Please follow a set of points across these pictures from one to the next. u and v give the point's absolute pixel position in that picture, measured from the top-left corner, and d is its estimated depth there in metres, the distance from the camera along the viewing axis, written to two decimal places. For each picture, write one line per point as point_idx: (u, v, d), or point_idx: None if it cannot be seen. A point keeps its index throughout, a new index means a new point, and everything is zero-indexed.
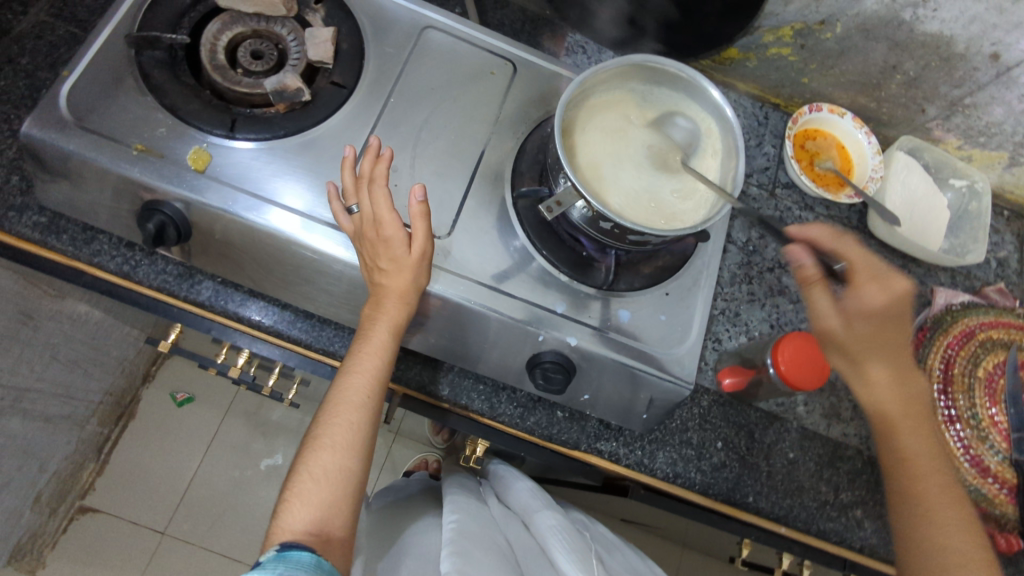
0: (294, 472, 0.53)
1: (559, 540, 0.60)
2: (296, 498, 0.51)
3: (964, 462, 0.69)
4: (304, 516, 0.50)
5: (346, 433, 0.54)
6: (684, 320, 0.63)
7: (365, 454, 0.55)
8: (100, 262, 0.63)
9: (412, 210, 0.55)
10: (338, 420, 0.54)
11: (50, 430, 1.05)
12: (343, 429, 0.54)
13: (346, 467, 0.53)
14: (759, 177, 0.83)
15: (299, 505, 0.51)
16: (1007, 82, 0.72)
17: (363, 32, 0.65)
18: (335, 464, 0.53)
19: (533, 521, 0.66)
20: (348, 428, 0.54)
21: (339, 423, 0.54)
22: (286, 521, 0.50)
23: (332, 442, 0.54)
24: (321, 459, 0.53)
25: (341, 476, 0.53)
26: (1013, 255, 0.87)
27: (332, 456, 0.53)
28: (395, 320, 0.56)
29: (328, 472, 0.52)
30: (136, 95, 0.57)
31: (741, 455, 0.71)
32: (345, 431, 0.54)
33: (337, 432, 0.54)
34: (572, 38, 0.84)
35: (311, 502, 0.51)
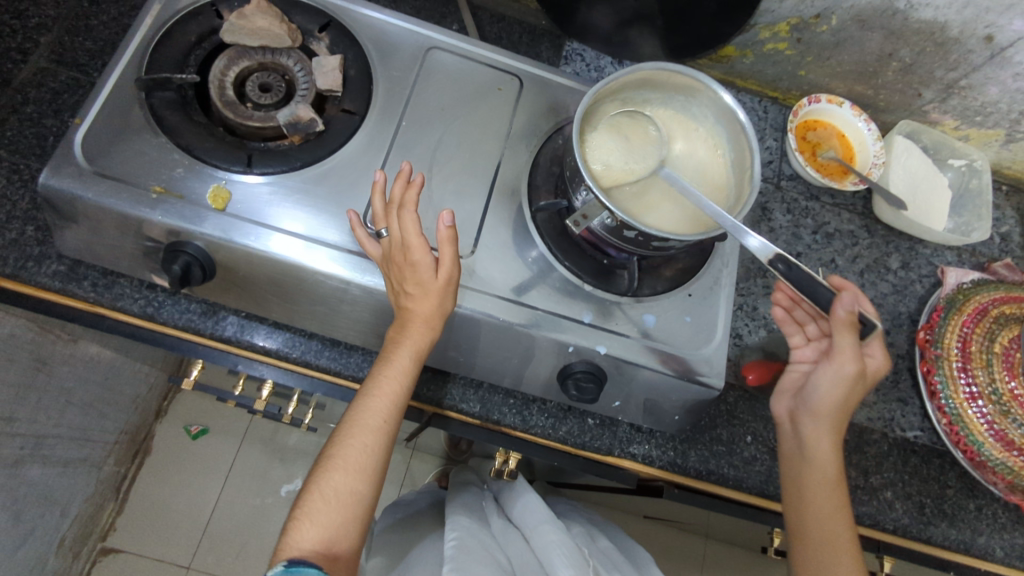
0: (305, 492, 0.52)
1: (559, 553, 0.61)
2: (305, 518, 0.51)
3: (988, 438, 0.70)
4: (312, 536, 0.50)
5: (360, 456, 0.53)
6: (709, 321, 0.63)
7: (378, 477, 0.55)
8: (123, 306, 0.63)
9: (440, 235, 0.55)
10: (352, 442, 0.54)
11: (69, 474, 1.04)
12: (358, 451, 0.53)
13: (359, 490, 0.53)
14: (763, 170, 0.84)
15: (308, 526, 0.50)
16: (1002, 62, 0.73)
17: (370, 57, 0.66)
18: (347, 486, 0.52)
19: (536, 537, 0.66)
20: (362, 450, 0.53)
21: (353, 444, 0.54)
22: (294, 540, 0.49)
23: (345, 463, 0.53)
24: (332, 479, 0.52)
25: (353, 499, 0.52)
26: (1016, 229, 0.89)
27: (345, 478, 0.52)
28: (419, 344, 0.56)
29: (338, 494, 0.52)
30: (150, 137, 0.57)
31: (771, 448, 0.72)
32: (360, 453, 0.54)
33: (351, 452, 0.53)
34: (570, 47, 0.84)
35: (320, 522, 0.50)
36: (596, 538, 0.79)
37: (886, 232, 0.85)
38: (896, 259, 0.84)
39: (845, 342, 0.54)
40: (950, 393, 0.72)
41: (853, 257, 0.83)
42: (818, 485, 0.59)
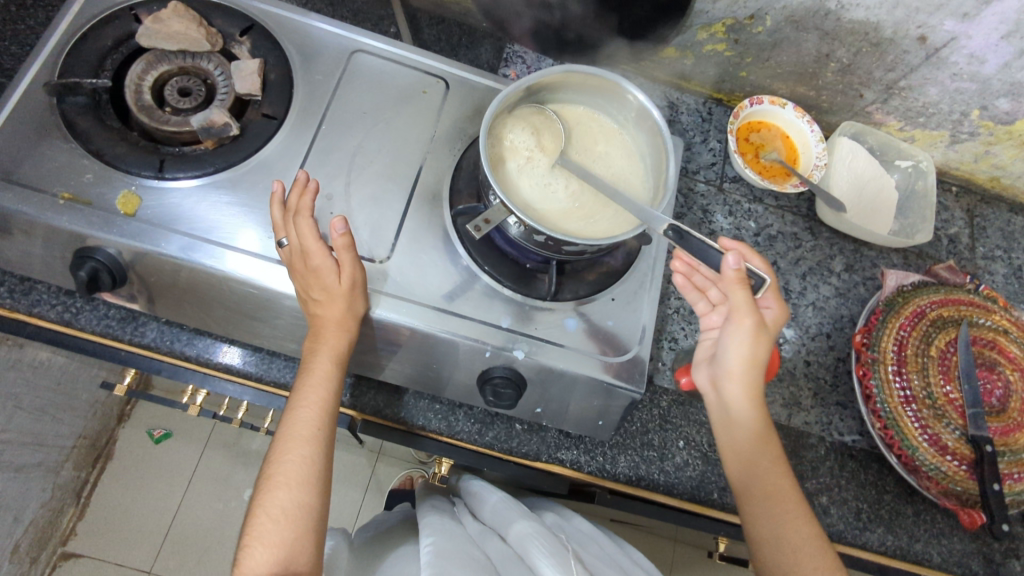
0: (251, 516, 0.51)
1: (538, 548, 0.54)
2: (256, 541, 0.49)
3: (922, 441, 0.69)
4: (266, 557, 0.48)
5: (299, 468, 0.53)
6: (631, 325, 0.63)
7: (322, 487, 0.54)
8: (39, 312, 0.63)
9: (337, 243, 0.55)
10: (289, 456, 0.54)
11: (22, 479, 1.04)
12: (296, 465, 0.53)
13: (305, 502, 0.52)
14: (706, 173, 0.84)
15: (260, 548, 0.49)
16: (938, 62, 0.72)
17: (292, 61, 0.65)
18: (293, 501, 0.52)
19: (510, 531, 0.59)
20: (299, 462, 0.53)
21: (290, 459, 0.53)
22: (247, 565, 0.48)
23: (286, 479, 0.53)
24: (277, 498, 0.52)
25: (300, 513, 0.51)
26: (964, 230, 0.89)
27: (288, 492, 0.52)
28: (336, 349, 0.56)
29: (285, 510, 0.51)
30: (61, 143, 0.57)
31: (703, 453, 0.71)
32: (298, 466, 0.53)
33: (290, 468, 0.53)
34: (511, 49, 0.83)
35: (271, 542, 0.49)
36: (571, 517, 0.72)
37: (830, 234, 0.85)
38: (840, 261, 0.84)
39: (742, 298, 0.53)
40: (886, 397, 0.70)
41: (796, 260, 0.83)
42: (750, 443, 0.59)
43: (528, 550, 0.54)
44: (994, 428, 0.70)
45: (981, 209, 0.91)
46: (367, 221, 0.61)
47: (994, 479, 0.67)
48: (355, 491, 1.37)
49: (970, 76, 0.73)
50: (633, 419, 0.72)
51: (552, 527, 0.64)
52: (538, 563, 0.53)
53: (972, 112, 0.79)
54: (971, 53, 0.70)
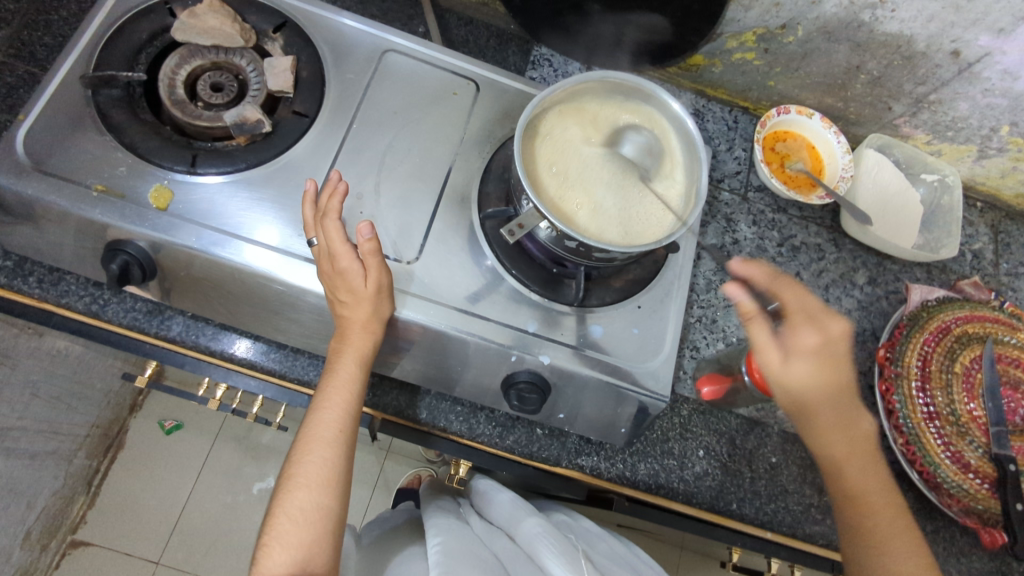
0: (271, 515, 0.52)
1: (549, 549, 0.53)
2: (275, 541, 0.50)
3: (944, 459, 0.69)
4: (284, 559, 0.49)
5: (320, 469, 0.53)
6: (655, 332, 0.63)
7: (342, 488, 0.54)
8: (68, 303, 0.63)
9: (363, 248, 0.54)
10: (310, 457, 0.54)
11: (36, 467, 1.04)
12: (317, 466, 0.53)
13: (324, 504, 0.52)
14: (730, 181, 0.84)
15: (279, 548, 0.49)
16: (970, 77, 0.72)
17: (324, 59, 0.65)
18: (312, 502, 0.52)
19: (520, 531, 0.57)
20: (321, 464, 0.53)
21: (312, 459, 0.54)
22: (265, 565, 0.49)
23: (307, 480, 0.53)
24: (296, 499, 0.52)
25: (319, 515, 0.52)
26: (988, 246, 0.88)
27: (308, 493, 0.52)
28: (361, 350, 0.56)
29: (304, 511, 0.51)
30: (95, 135, 0.57)
31: (723, 462, 0.71)
32: (319, 467, 0.53)
33: (311, 469, 0.53)
34: (538, 52, 0.83)
35: (289, 544, 0.50)
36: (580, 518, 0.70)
37: (853, 246, 0.84)
38: (863, 274, 0.83)
39: (763, 335, 0.56)
40: (909, 413, 0.71)
41: (819, 272, 0.82)
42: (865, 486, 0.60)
43: (538, 552, 0.53)
44: (1017, 447, 0.69)
45: (1006, 225, 0.90)
46: (395, 222, 0.60)
47: (1018, 499, 0.66)
48: (362, 490, 1.37)
49: (1001, 92, 0.72)
50: (654, 427, 0.71)
51: (561, 528, 0.63)
52: (549, 565, 0.52)
53: (1002, 128, 0.78)
54: (1005, 69, 0.69)
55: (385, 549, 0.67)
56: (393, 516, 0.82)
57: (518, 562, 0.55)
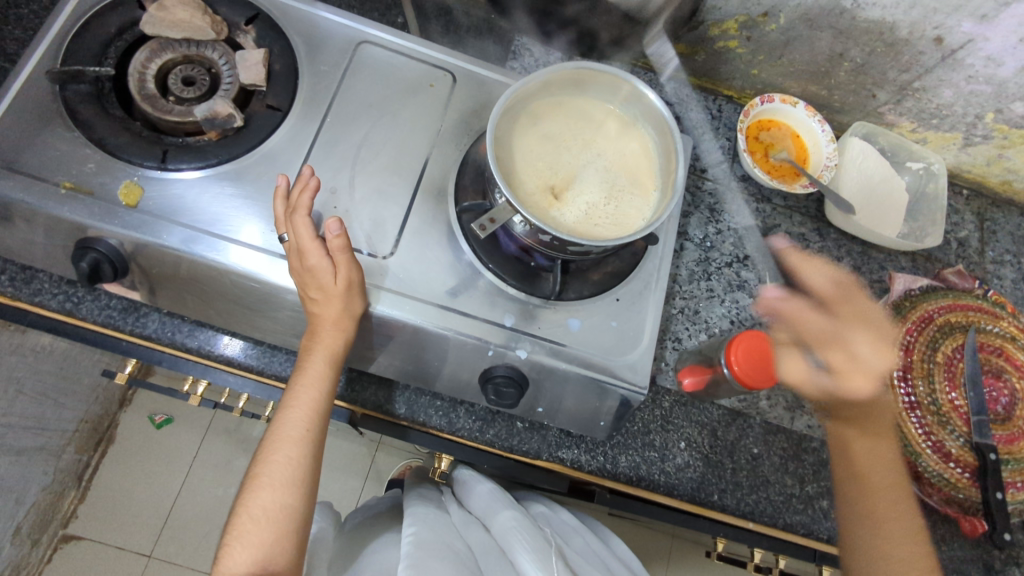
0: (235, 514, 0.52)
1: (522, 545, 0.52)
2: (237, 541, 0.50)
3: (925, 448, 0.68)
4: (245, 558, 0.49)
5: (284, 469, 0.53)
6: (635, 325, 0.62)
7: (308, 488, 0.54)
8: (41, 301, 0.63)
9: (332, 244, 0.54)
10: (275, 457, 0.54)
11: (23, 463, 1.03)
12: (281, 466, 0.53)
13: (287, 504, 0.52)
14: (714, 171, 0.83)
15: (240, 548, 0.49)
16: (953, 64, 0.71)
17: (297, 52, 0.64)
18: (275, 502, 0.52)
19: (495, 523, 0.57)
20: (286, 463, 0.53)
21: (277, 459, 0.53)
22: (225, 565, 0.49)
23: (271, 480, 0.53)
24: (259, 498, 0.52)
25: (282, 515, 0.51)
26: (974, 234, 0.88)
27: (272, 494, 0.52)
28: (331, 348, 0.56)
29: (266, 511, 0.51)
30: (63, 131, 0.56)
31: (704, 453, 0.71)
32: (284, 466, 0.53)
33: (276, 468, 0.53)
34: (519, 42, 0.82)
35: (251, 543, 0.50)
36: (559, 512, 0.70)
37: (838, 235, 0.84)
38: (847, 264, 0.83)
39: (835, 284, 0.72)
40: (891, 404, 0.69)
41: None
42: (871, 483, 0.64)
43: (512, 548, 0.53)
44: (997, 436, 0.69)
45: (992, 212, 0.90)
46: (371, 214, 0.60)
47: (997, 488, 0.67)
48: (354, 480, 1.34)
49: (985, 79, 0.71)
50: (635, 419, 0.71)
51: (539, 521, 0.63)
52: (520, 561, 0.51)
53: (987, 115, 0.77)
54: (988, 55, 0.68)
55: (363, 534, 0.67)
56: (377, 502, 0.81)
57: (491, 556, 0.55)
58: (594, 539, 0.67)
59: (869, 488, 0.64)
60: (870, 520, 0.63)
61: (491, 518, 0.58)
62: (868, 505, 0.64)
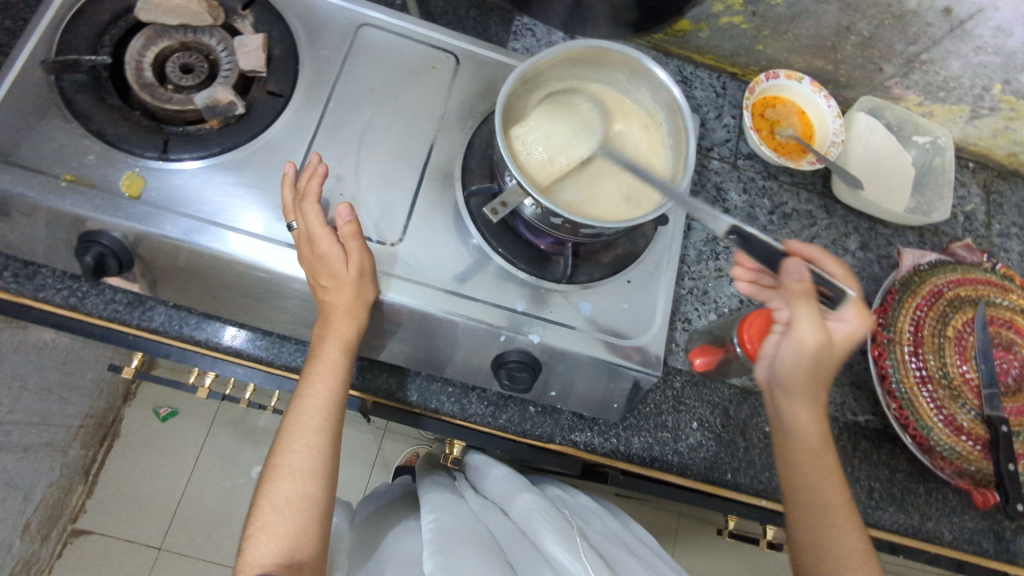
0: (257, 506, 0.51)
1: (544, 524, 0.52)
2: (261, 532, 0.49)
3: (937, 422, 0.68)
4: (271, 549, 0.48)
5: (305, 459, 0.52)
6: (646, 306, 0.62)
7: (329, 477, 0.54)
8: (44, 297, 0.62)
9: (343, 231, 0.54)
10: (294, 447, 0.53)
11: (30, 459, 1.03)
12: (301, 455, 0.53)
13: (309, 493, 0.52)
14: (720, 149, 0.82)
15: (264, 539, 0.49)
16: (962, 35, 0.70)
17: (296, 36, 0.63)
18: (297, 492, 0.51)
19: (514, 506, 0.57)
20: (306, 452, 0.53)
21: (296, 449, 0.53)
22: (251, 556, 0.48)
23: (292, 470, 0.52)
24: (281, 489, 0.51)
25: (305, 504, 0.51)
26: (981, 207, 0.87)
27: (294, 484, 0.51)
28: (344, 336, 0.55)
29: (289, 501, 0.51)
30: (61, 123, 0.55)
31: (717, 433, 0.71)
32: (304, 456, 0.53)
33: (296, 459, 0.52)
34: (519, 21, 0.81)
35: (276, 533, 0.49)
36: (575, 494, 0.70)
37: (845, 212, 0.83)
38: (855, 240, 0.82)
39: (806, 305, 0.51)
40: (901, 377, 0.70)
41: (811, 239, 0.81)
42: (806, 456, 0.59)
43: (533, 527, 0.52)
44: (1008, 408, 0.70)
45: (998, 184, 0.89)
46: (377, 200, 0.59)
47: (1010, 460, 0.67)
48: (361, 468, 1.34)
49: (994, 50, 0.71)
50: (647, 401, 0.71)
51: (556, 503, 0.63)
52: (544, 541, 0.50)
53: (994, 87, 0.77)
54: (997, 25, 0.67)
55: (378, 523, 0.67)
56: (389, 490, 0.81)
57: (513, 539, 0.55)
58: (613, 521, 0.67)
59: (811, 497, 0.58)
60: (828, 516, 0.57)
61: (509, 501, 0.58)
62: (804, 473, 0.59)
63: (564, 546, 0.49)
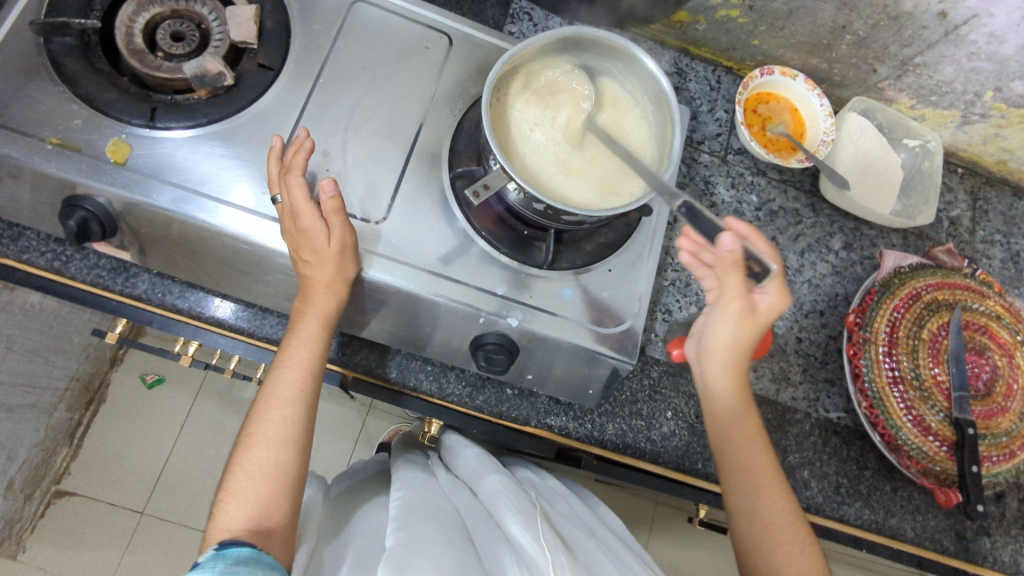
0: (229, 473, 0.52)
1: (509, 508, 0.53)
2: (232, 498, 0.50)
3: (906, 422, 0.70)
4: (240, 514, 0.48)
5: (278, 429, 0.53)
6: (625, 296, 0.63)
7: (302, 449, 0.54)
8: (29, 259, 0.62)
9: (325, 206, 0.54)
10: (270, 416, 0.54)
11: (14, 419, 1.04)
12: (275, 426, 0.53)
13: (282, 463, 0.52)
14: (711, 143, 0.83)
15: (234, 504, 0.49)
16: (956, 40, 0.70)
17: (289, 9, 0.63)
18: (269, 460, 0.52)
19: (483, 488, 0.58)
20: (280, 422, 0.54)
21: (272, 419, 0.54)
22: (221, 520, 0.49)
23: (266, 439, 0.53)
24: (254, 457, 0.52)
25: (277, 473, 0.52)
26: (966, 214, 0.88)
27: (266, 453, 0.52)
28: (324, 310, 0.56)
29: (261, 469, 0.51)
30: (48, 86, 0.55)
31: (690, 423, 0.72)
32: (279, 426, 0.54)
33: (270, 428, 0.53)
34: (518, 5, 0.80)
35: (246, 500, 0.49)
36: (546, 478, 0.71)
37: (831, 211, 0.84)
38: (839, 240, 0.83)
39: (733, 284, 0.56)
40: (874, 376, 0.71)
41: (795, 236, 0.82)
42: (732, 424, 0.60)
43: (499, 510, 0.53)
44: (978, 411, 0.71)
45: (985, 191, 0.90)
46: (363, 177, 0.59)
47: (974, 461, 0.68)
48: (344, 443, 1.35)
49: (987, 56, 0.71)
50: (623, 388, 0.72)
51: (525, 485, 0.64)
52: (508, 522, 0.51)
53: (986, 93, 0.77)
54: (991, 32, 0.68)
55: (352, 496, 0.68)
56: (366, 465, 0.82)
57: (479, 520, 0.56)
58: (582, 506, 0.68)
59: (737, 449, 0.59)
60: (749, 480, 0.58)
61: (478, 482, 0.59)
62: (755, 477, 0.58)
63: (527, 529, 0.50)
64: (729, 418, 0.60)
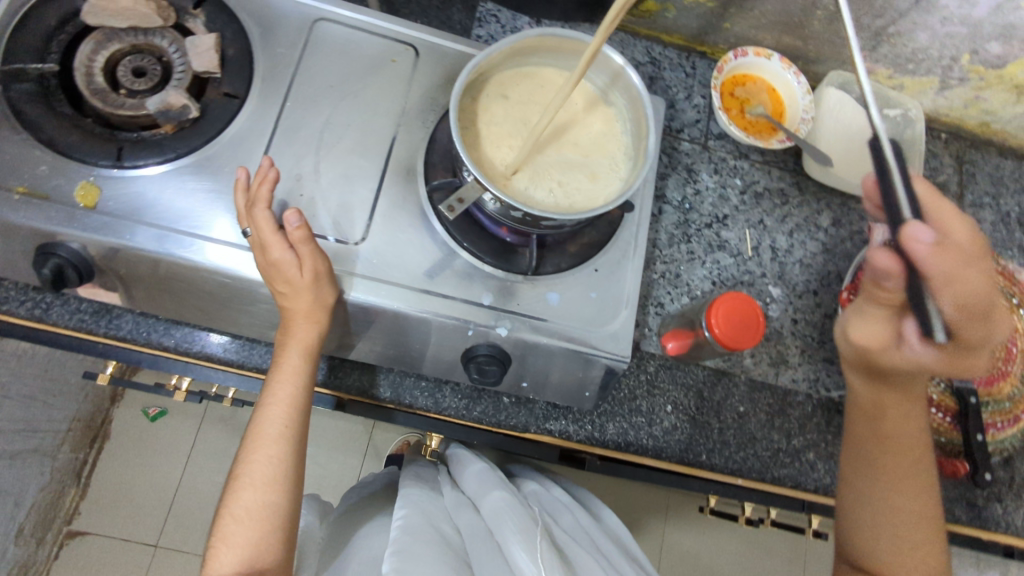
0: (220, 516, 0.52)
1: (508, 524, 0.52)
2: (222, 542, 0.51)
3: None
4: (229, 560, 0.49)
5: (265, 468, 0.53)
6: (613, 295, 0.62)
7: (293, 483, 0.54)
8: (9, 309, 0.62)
9: (293, 236, 0.53)
10: (257, 456, 0.54)
11: (18, 465, 1.04)
12: (262, 465, 0.53)
13: (270, 502, 0.52)
14: (690, 130, 0.82)
15: (225, 550, 0.50)
16: (927, 6, 0.70)
17: (250, 34, 0.62)
18: (257, 502, 0.52)
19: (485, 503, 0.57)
20: (267, 461, 0.54)
21: (259, 458, 0.54)
22: (213, 568, 0.49)
23: (253, 480, 0.53)
24: (242, 498, 0.52)
25: (267, 513, 0.52)
26: (953, 179, 0.87)
27: (253, 494, 0.52)
28: (305, 341, 0.56)
29: (248, 511, 0.52)
30: (9, 133, 0.54)
31: (691, 415, 0.72)
32: (267, 464, 0.53)
33: (257, 468, 0.53)
34: (484, 7, 0.79)
35: (236, 544, 0.50)
36: (551, 489, 0.71)
37: (817, 188, 0.83)
38: (827, 217, 0.82)
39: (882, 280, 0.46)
40: None
41: (783, 217, 0.81)
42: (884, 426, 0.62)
43: (498, 528, 0.53)
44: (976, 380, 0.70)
45: (971, 154, 0.89)
46: (338, 199, 0.59)
47: (978, 430, 0.69)
48: (352, 459, 1.34)
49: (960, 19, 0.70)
50: (620, 387, 0.71)
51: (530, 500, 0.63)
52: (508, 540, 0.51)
53: (963, 57, 0.76)
54: None
55: (356, 517, 0.67)
56: (370, 483, 0.82)
57: (480, 538, 0.55)
58: (585, 512, 0.68)
59: (885, 451, 0.61)
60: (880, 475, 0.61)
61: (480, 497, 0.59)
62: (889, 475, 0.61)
63: (525, 547, 0.49)
64: (879, 423, 0.62)
